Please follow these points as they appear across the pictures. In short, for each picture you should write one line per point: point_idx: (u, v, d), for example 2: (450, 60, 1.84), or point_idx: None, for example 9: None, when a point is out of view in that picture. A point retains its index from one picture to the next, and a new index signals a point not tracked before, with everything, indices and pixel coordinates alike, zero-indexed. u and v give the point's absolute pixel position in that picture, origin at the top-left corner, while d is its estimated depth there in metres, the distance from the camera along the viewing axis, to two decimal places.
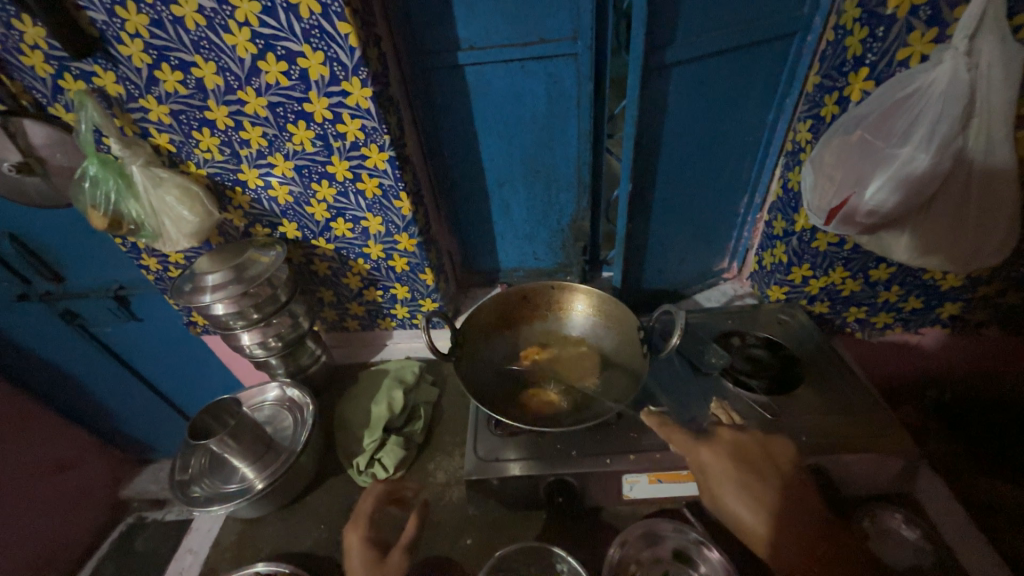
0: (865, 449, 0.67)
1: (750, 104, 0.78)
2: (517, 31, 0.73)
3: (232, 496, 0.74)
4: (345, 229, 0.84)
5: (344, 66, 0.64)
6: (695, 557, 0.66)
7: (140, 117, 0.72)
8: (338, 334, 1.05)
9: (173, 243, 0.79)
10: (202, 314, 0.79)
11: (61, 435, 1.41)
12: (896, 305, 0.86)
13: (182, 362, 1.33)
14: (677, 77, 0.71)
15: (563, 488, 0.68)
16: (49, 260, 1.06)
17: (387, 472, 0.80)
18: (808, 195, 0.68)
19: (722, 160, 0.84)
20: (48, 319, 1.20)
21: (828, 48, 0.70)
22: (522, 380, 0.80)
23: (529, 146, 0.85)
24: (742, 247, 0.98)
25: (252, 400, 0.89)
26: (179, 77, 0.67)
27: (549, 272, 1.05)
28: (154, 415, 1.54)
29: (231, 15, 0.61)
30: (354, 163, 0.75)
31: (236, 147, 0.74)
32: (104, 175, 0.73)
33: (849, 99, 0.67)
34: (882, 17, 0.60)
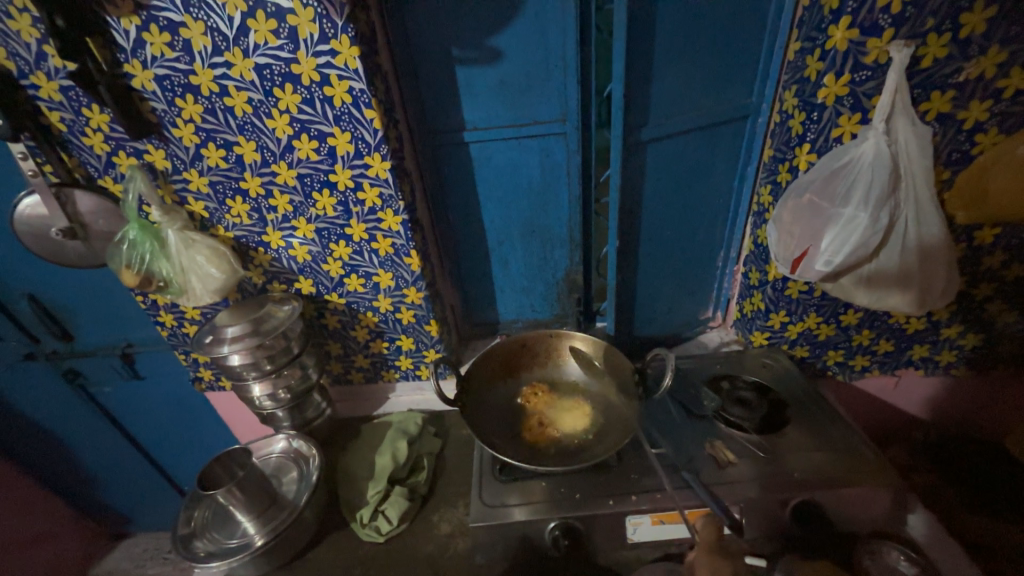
0: (855, 484, 0.70)
1: (716, 173, 0.89)
2: (514, 115, 0.85)
3: (233, 551, 0.73)
4: (358, 284, 0.91)
5: (368, 144, 0.74)
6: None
7: (181, 187, 0.81)
8: (342, 388, 1.07)
9: (195, 299, 0.84)
10: (217, 366, 0.83)
11: (39, 505, 1.35)
12: (870, 347, 0.93)
13: (178, 422, 1.32)
14: (651, 151, 0.83)
15: (568, 530, 0.69)
16: (63, 320, 1.10)
17: (391, 524, 0.80)
18: (773, 248, 0.77)
19: (697, 220, 0.94)
20: (49, 379, 1.21)
21: (776, 127, 0.82)
22: (525, 422, 0.83)
23: (526, 209, 0.95)
24: (724, 296, 1.06)
25: (258, 452, 0.90)
26: (222, 153, 0.77)
27: (546, 323, 1.11)
28: (138, 481, 1.48)
29: (275, 104, 0.72)
30: (371, 225, 0.83)
31: (263, 213, 0.83)
32: (142, 238, 0.80)
33: (798, 168, 0.79)
34: (814, 104, 0.73)
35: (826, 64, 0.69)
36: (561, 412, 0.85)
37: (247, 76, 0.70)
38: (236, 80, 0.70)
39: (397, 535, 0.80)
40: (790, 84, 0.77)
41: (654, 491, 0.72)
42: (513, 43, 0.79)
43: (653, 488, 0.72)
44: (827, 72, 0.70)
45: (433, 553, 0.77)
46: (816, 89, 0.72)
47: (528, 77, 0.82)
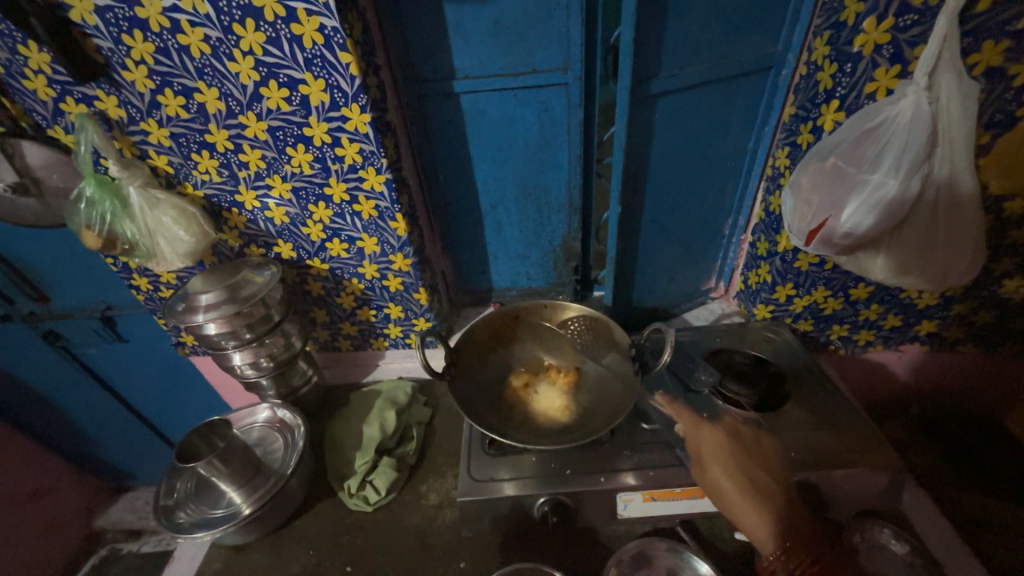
0: (853, 464, 0.69)
1: (731, 133, 0.82)
2: (510, 62, 0.76)
3: (218, 521, 0.72)
4: (341, 249, 0.85)
5: (344, 93, 0.66)
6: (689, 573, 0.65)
7: (140, 139, 0.73)
8: (330, 355, 1.04)
9: (166, 263, 0.79)
10: (194, 334, 0.79)
11: (35, 461, 1.36)
12: (876, 322, 0.89)
13: (167, 384, 1.30)
14: (661, 106, 0.75)
15: (558, 507, 0.68)
16: (35, 280, 1.05)
17: (379, 494, 0.79)
18: (788, 218, 0.71)
19: (705, 185, 0.87)
20: (29, 341, 1.18)
21: (802, 82, 0.74)
22: (516, 396, 0.80)
23: (521, 170, 0.88)
24: (729, 267, 1.01)
25: (242, 421, 0.87)
26: (182, 101, 0.69)
27: (541, 291, 1.07)
28: (133, 440, 1.48)
29: (236, 44, 0.63)
30: (351, 185, 0.76)
31: (234, 169, 0.76)
32: (101, 196, 0.73)
33: (822, 129, 0.71)
34: (849, 54, 0.64)
35: (867, 6, 0.60)
36: (548, 396, 0.80)
37: (202, 9, 0.60)
38: (188, 13, 0.61)
39: (385, 505, 0.79)
40: (822, 29, 0.68)
41: (646, 468, 0.70)
42: None
43: (645, 466, 0.70)
44: (868, 15, 0.60)
45: (421, 523, 0.76)
46: (852, 37, 0.63)
47: (526, 17, 0.72)
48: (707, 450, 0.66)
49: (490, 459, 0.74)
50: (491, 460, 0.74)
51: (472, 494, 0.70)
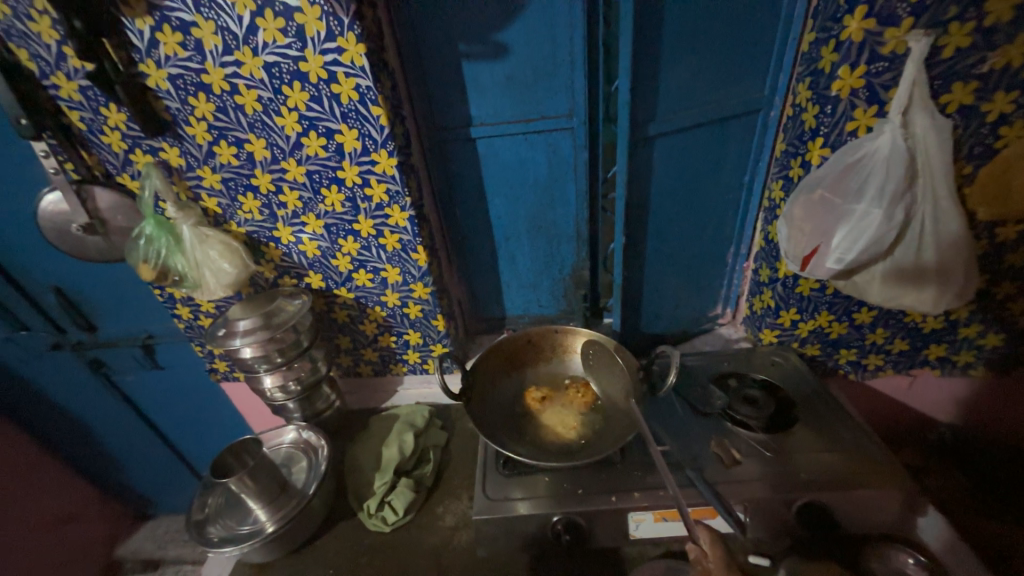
0: (866, 485, 0.69)
1: (726, 168, 0.88)
2: (520, 110, 0.85)
3: (244, 537, 0.75)
4: (366, 279, 0.92)
5: (374, 140, 0.75)
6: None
7: (195, 184, 0.83)
8: (352, 380, 1.09)
9: (209, 293, 0.86)
10: (230, 358, 0.85)
11: (66, 487, 1.42)
12: (885, 346, 0.92)
13: (196, 410, 1.36)
14: (659, 146, 0.81)
15: (571, 526, 0.69)
16: (87, 311, 1.14)
17: (397, 515, 0.81)
18: (783, 245, 0.75)
19: (705, 216, 0.93)
20: (74, 368, 1.26)
21: (789, 121, 0.80)
22: (528, 417, 0.84)
23: (533, 205, 0.95)
24: (734, 293, 1.05)
25: (270, 441, 0.92)
26: (233, 151, 0.78)
27: (553, 318, 1.12)
28: (159, 467, 1.53)
29: (283, 102, 0.73)
30: (378, 221, 0.84)
31: (274, 209, 0.84)
32: (158, 234, 0.82)
33: (810, 163, 0.76)
34: (828, 97, 0.71)
35: (840, 55, 0.67)
36: (555, 417, 0.84)
37: (257, 74, 0.71)
38: (246, 78, 0.71)
39: (403, 525, 0.81)
40: (804, 76, 0.75)
41: (656, 488, 0.71)
42: (520, 38, 0.78)
43: (656, 486, 0.72)
44: (841, 63, 0.67)
45: (438, 544, 0.78)
46: (829, 82, 0.70)
47: (535, 71, 0.81)
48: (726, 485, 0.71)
49: (503, 481, 0.77)
50: (505, 481, 0.77)
51: (488, 513, 0.72)
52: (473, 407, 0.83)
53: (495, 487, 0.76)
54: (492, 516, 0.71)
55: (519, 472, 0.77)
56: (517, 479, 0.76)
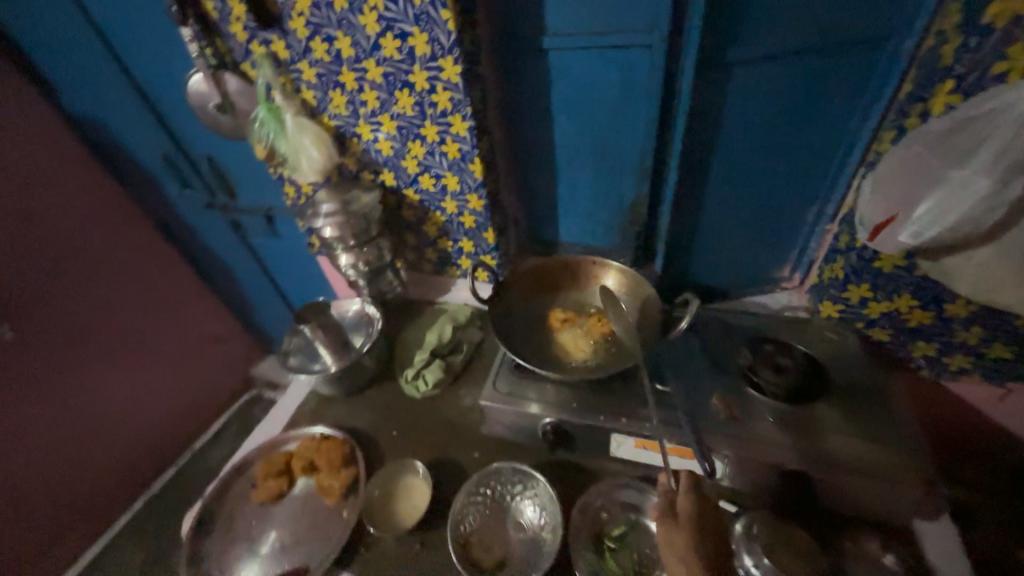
0: (874, 475, 0.67)
1: (826, 109, 0.74)
2: (596, 21, 0.79)
3: (315, 372, 0.97)
4: (429, 183, 1.00)
5: (442, 46, 0.78)
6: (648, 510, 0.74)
7: (297, 77, 0.94)
8: (415, 274, 1.24)
9: (304, 177, 1.01)
10: (316, 234, 1.03)
11: (218, 315, 1.88)
12: (977, 349, 0.79)
13: (304, 276, 1.67)
14: (739, 75, 0.72)
15: (557, 429, 0.79)
16: (228, 180, 1.41)
17: (428, 386, 0.97)
18: (861, 208, 0.66)
19: (789, 165, 0.82)
20: (221, 226, 1.60)
21: (926, 55, 0.64)
22: (547, 334, 0.91)
23: (597, 130, 0.92)
24: (807, 258, 0.94)
25: (339, 305, 1.10)
26: (325, 47, 0.87)
27: (604, 251, 1.12)
28: (279, 316, 1.94)
29: (365, 1, 0.77)
30: (442, 128, 0.89)
31: (357, 106, 0.94)
32: (269, 119, 0.96)
33: (932, 112, 0.63)
34: (977, 26, 0.56)
35: None
36: (571, 339, 0.89)
37: None
38: None
39: (431, 396, 0.98)
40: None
41: (645, 420, 0.76)
42: None
43: (646, 417, 0.76)
44: None
45: (454, 416, 0.94)
46: (984, 5, 0.55)
47: None
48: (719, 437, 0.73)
49: (513, 381, 0.87)
50: (514, 381, 0.86)
51: (499, 402, 0.83)
52: (501, 315, 0.91)
53: (507, 383, 0.87)
54: (498, 405, 0.83)
55: (528, 378, 0.86)
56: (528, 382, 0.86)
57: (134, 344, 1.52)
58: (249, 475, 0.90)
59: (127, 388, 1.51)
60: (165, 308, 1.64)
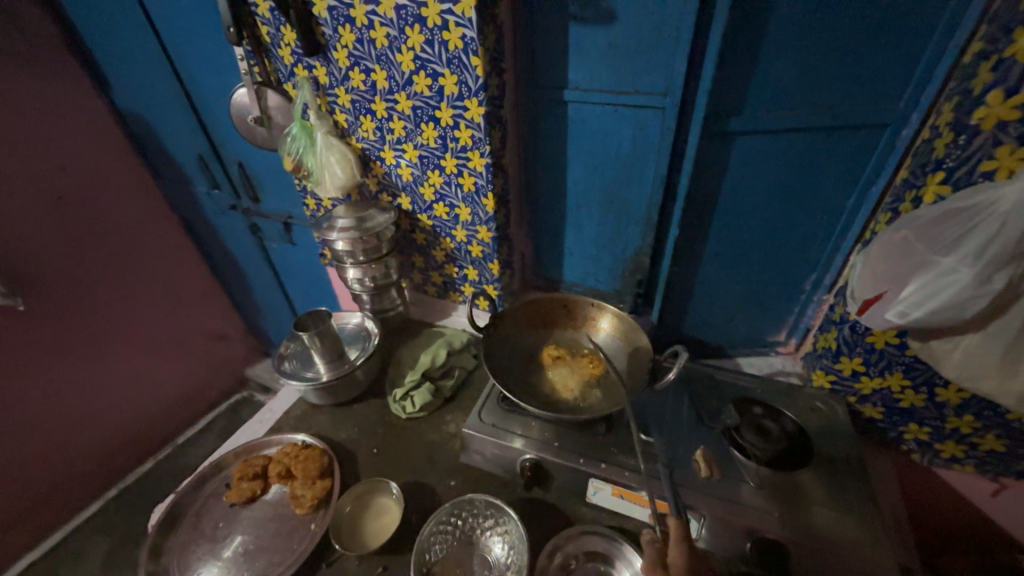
0: (848, 550, 0.66)
1: (825, 185, 0.78)
2: (615, 81, 0.85)
3: (307, 379, 0.97)
4: (443, 211, 1.05)
5: (469, 88, 0.83)
6: (617, 563, 0.71)
7: (333, 100, 1.01)
8: (418, 295, 1.28)
9: (325, 191, 1.07)
10: (328, 246, 1.07)
11: (222, 312, 1.91)
12: (969, 438, 0.79)
13: (313, 285, 1.71)
14: (741, 144, 0.76)
15: (536, 467, 0.78)
16: (254, 186, 1.48)
17: (414, 407, 0.97)
18: (852, 282, 0.67)
19: (788, 234, 0.85)
20: (241, 227, 1.66)
21: (921, 145, 0.67)
22: (537, 370, 0.91)
23: (608, 178, 0.96)
24: (803, 325, 0.95)
25: (342, 318, 1.15)
26: (362, 77, 0.94)
27: (604, 294, 1.14)
28: (282, 320, 1.96)
29: (405, 41, 0.84)
30: (460, 161, 0.94)
31: (384, 133, 1.00)
32: (301, 135, 1.03)
33: (923, 200, 0.65)
34: (965, 126, 0.59)
35: (997, 77, 0.55)
36: (559, 377, 0.89)
37: (389, 14, 0.82)
38: (380, 16, 0.83)
39: (416, 417, 0.98)
40: (953, 93, 0.62)
41: (625, 467, 0.76)
42: (629, 7, 0.77)
43: (625, 465, 0.76)
44: (994, 87, 0.55)
45: (437, 441, 0.94)
46: (972, 108, 0.58)
47: (637, 43, 0.79)
48: (700, 494, 0.72)
49: (498, 415, 0.87)
50: (500, 414, 0.87)
51: (480, 432, 0.83)
52: (495, 346, 0.93)
53: (492, 414, 0.87)
54: (480, 434, 0.83)
55: (513, 411, 0.87)
56: (513, 415, 0.86)
57: (137, 331, 1.55)
58: (225, 474, 0.91)
59: (120, 374, 1.52)
60: (173, 300, 1.68)
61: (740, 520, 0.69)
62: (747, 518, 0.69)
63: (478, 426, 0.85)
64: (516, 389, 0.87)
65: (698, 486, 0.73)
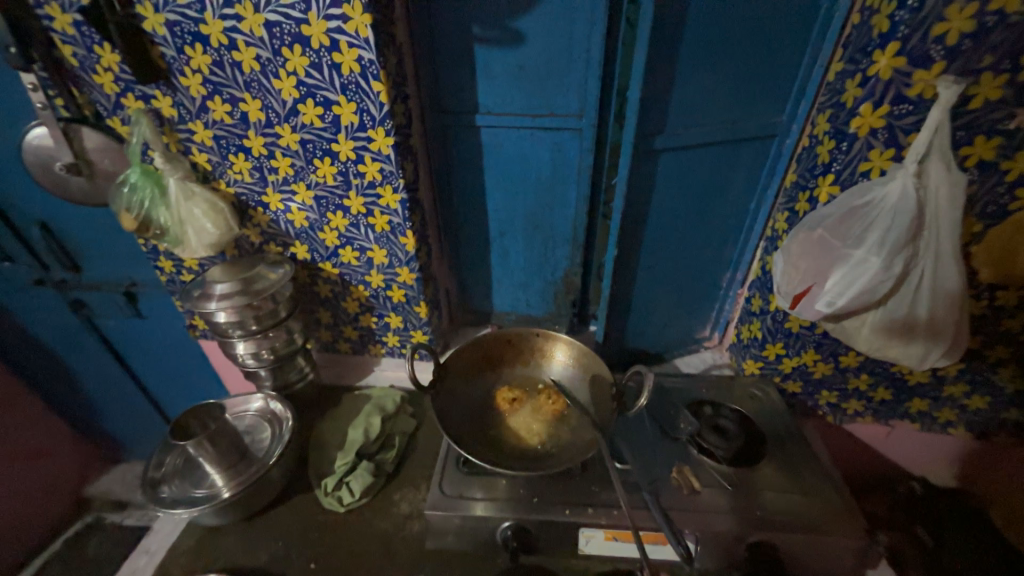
0: (822, 530, 0.69)
1: (732, 191, 0.85)
2: (529, 104, 0.82)
3: (198, 501, 0.74)
4: (352, 257, 0.90)
5: (372, 117, 0.72)
6: None
7: (186, 137, 0.80)
8: (329, 355, 1.09)
9: (190, 251, 0.84)
10: (205, 320, 0.84)
11: (41, 419, 1.40)
12: (866, 393, 0.90)
13: (177, 363, 1.36)
14: (664, 160, 0.79)
15: (521, 534, 0.69)
16: (72, 250, 1.13)
17: (353, 497, 0.80)
18: (776, 280, 0.73)
19: (705, 238, 0.91)
20: (56, 305, 1.25)
21: (803, 152, 0.77)
22: (496, 419, 0.83)
23: (531, 202, 0.92)
24: (724, 318, 1.03)
25: (236, 407, 0.91)
26: (227, 108, 0.76)
27: (539, 319, 1.10)
28: (134, 413, 1.53)
29: (282, 64, 0.70)
30: (369, 199, 0.82)
31: (264, 173, 0.82)
32: (143, 183, 0.80)
33: (818, 199, 0.74)
34: (846, 134, 0.68)
35: (865, 92, 0.64)
36: (522, 421, 0.82)
37: (257, 32, 0.67)
38: (245, 34, 0.68)
39: (357, 507, 0.81)
40: (824, 107, 0.72)
41: (612, 506, 0.71)
42: (537, 29, 0.75)
43: (611, 504, 0.71)
44: (864, 100, 0.64)
45: (390, 530, 0.78)
46: (849, 118, 0.67)
47: (548, 65, 0.78)
48: (687, 511, 0.71)
49: (461, 482, 0.75)
50: (463, 480, 0.76)
51: (444, 509, 0.71)
52: (443, 402, 0.82)
53: (453, 483, 0.75)
54: (446, 513, 0.71)
55: (477, 473, 0.76)
56: (479, 477, 0.76)
57: None
58: None
59: None
60: None
61: (726, 526, 0.69)
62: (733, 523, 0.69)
63: (441, 502, 0.72)
64: (479, 448, 0.77)
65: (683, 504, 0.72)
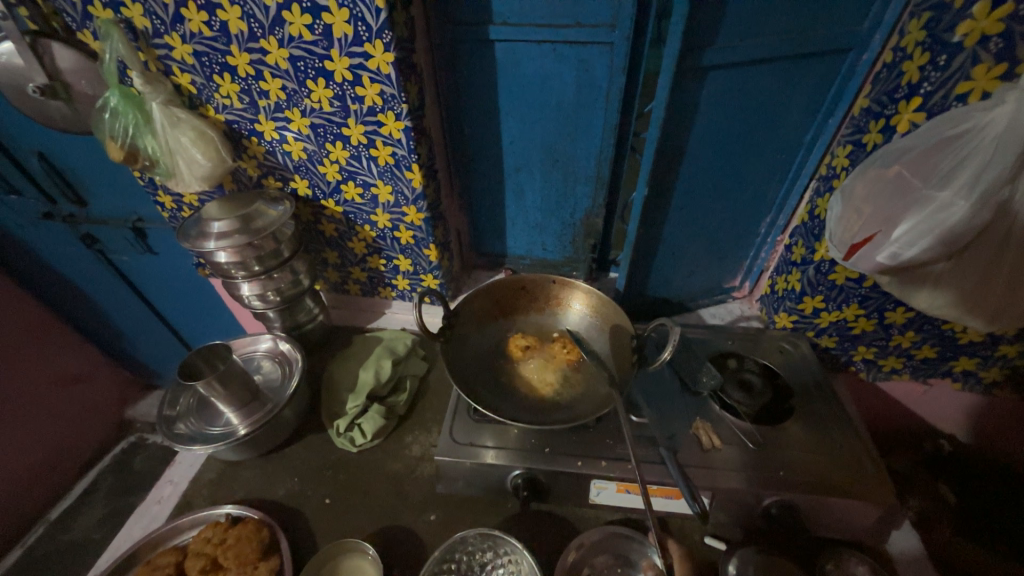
0: (844, 493, 0.65)
1: (788, 121, 0.73)
2: (553, 11, 0.69)
3: (214, 438, 0.75)
4: (355, 193, 0.83)
5: (368, 27, 0.62)
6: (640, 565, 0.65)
7: (165, 54, 0.71)
8: (339, 297, 1.06)
9: (185, 184, 0.80)
10: (205, 259, 0.80)
11: (78, 347, 1.45)
12: (908, 351, 0.82)
13: (196, 299, 1.37)
14: (711, 81, 0.67)
15: (532, 484, 0.68)
16: (74, 183, 1.09)
17: (365, 438, 0.80)
18: (832, 226, 0.65)
19: (748, 177, 0.80)
20: (70, 239, 1.24)
21: (883, 70, 0.65)
22: (507, 368, 0.80)
23: (551, 134, 0.82)
24: (757, 268, 0.95)
25: (245, 348, 0.91)
26: (205, 18, 0.66)
27: (556, 264, 1.04)
28: (162, 346, 1.58)
29: None
30: (369, 128, 0.73)
31: (254, 97, 0.74)
32: (124, 108, 0.73)
33: (894, 129, 0.63)
34: (947, 44, 0.56)
35: None
36: (533, 371, 0.79)
37: None
38: None
39: (370, 448, 0.81)
40: (921, 10, 0.59)
41: (625, 460, 0.69)
42: None
43: (625, 457, 0.69)
44: None
45: (400, 471, 0.79)
46: (955, 23, 0.54)
47: None
48: (704, 469, 0.68)
49: (472, 430, 0.74)
50: (475, 430, 0.74)
51: (453, 456, 0.70)
52: (452, 349, 0.79)
53: (462, 431, 0.74)
54: (455, 459, 0.70)
55: (488, 424, 0.74)
56: (489, 426, 0.74)
57: None
58: None
59: None
60: None
61: (744, 484, 0.66)
62: (751, 482, 0.67)
63: (450, 449, 0.71)
64: (489, 397, 0.74)
65: (703, 462, 0.69)
